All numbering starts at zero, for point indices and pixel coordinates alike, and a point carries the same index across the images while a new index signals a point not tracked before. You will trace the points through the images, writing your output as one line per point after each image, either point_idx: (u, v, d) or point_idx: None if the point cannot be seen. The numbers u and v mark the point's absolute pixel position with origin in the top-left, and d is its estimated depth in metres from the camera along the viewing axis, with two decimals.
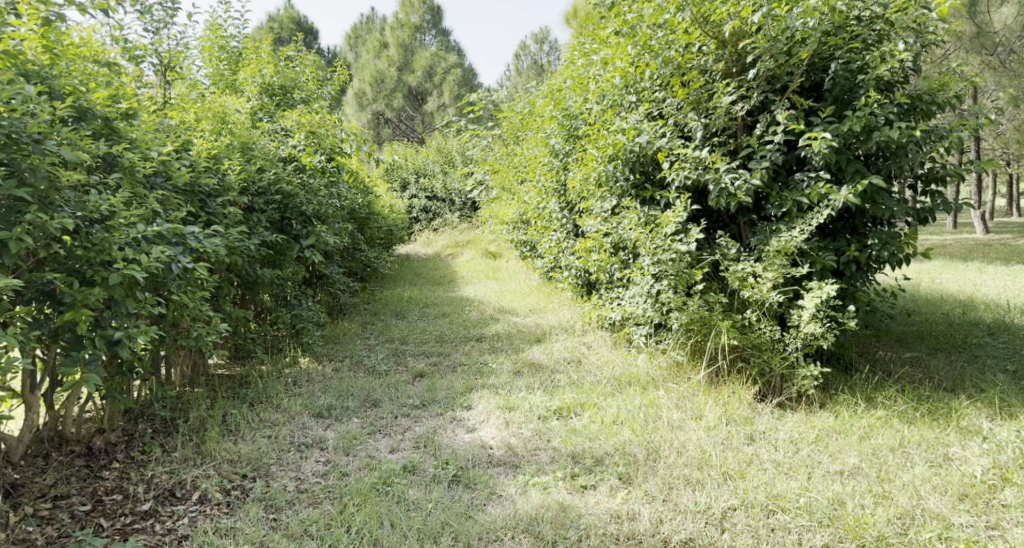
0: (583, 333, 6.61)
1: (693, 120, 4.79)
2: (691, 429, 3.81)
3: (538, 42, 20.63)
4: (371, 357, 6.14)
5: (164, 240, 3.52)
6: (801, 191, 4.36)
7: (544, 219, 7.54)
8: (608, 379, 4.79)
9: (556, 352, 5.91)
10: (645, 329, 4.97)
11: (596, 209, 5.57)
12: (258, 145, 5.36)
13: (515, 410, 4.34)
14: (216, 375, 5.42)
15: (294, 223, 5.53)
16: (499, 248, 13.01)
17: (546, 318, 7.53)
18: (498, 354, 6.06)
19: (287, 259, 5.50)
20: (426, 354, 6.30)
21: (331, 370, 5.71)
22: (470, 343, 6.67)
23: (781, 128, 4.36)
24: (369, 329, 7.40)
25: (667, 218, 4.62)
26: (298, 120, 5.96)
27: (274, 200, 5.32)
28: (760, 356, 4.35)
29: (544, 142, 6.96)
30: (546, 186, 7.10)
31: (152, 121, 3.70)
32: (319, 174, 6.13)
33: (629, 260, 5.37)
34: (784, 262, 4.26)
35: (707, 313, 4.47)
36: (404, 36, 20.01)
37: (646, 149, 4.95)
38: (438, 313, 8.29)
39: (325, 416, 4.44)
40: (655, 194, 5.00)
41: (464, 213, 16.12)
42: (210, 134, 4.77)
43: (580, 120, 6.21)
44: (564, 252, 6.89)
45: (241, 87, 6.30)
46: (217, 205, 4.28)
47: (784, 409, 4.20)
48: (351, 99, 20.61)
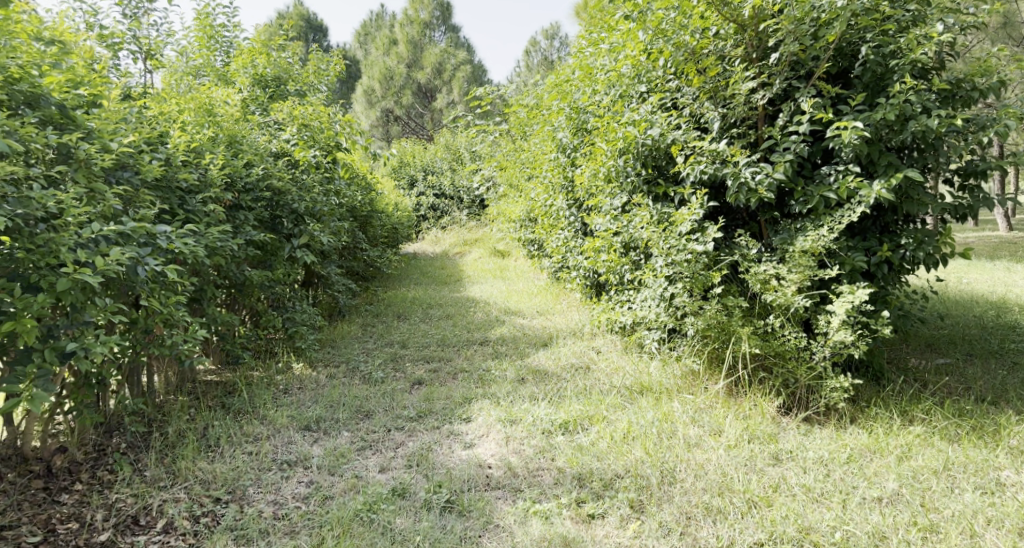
0: (592, 338, 6.27)
1: (709, 110, 4.43)
2: (710, 447, 3.49)
3: (548, 37, 20.26)
4: (368, 363, 5.83)
5: (131, 242, 3.25)
6: (828, 186, 3.99)
7: (552, 216, 7.19)
8: (618, 389, 4.46)
9: (564, 358, 5.58)
10: (658, 335, 4.64)
11: (605, 206, 5.21)
12: (246, 139, 5.07)
13: (517, 424, 4.02)
14: (203, 382, 5.14)
15: (286, 221, 5.24)
16: (507, 246, 12.68)
17: (554, 320, 7.20)
18: (501, 360, 5.74)
19: (278, 259, 5.21)
20: (427, 359, 5.99)
21: (325, 377, 5.41)
22: (474, 347, 6.35)
23: (807, 117, 3.99)
24: (368, 332, 7.09)
25: (682, 216, 4.28)
26: (290, 113, 5.67)
27: (263, 197, 5.03)
28: (785, 365, 4.00)
29: (551, 136, 6.62)
30: (554, 183, 6.76)
31: (119, 109, 3.43)
32: (314, 170, 5.84)
33: (640, 262, 5.02)
34: (811, 263, 3.91)
35: (726, 319, 4.13)
36: (413, 33, 19.73)
37: (659, 142, 4.59)
38: (442, 314, 7.97)
39: (314, 429, 4.14)
40: (669, 190, 4.65)
41: (473, 211, 15.79)
42: (192, 127, 4.48)
43: (588, 112, 5.85)
44: (572, 251, 6.55)
45: (232, 78, 6.00)
46: (196, 202, 4.02)
47: (809, 424, 3.86)
48: (359, 96, 20.36)
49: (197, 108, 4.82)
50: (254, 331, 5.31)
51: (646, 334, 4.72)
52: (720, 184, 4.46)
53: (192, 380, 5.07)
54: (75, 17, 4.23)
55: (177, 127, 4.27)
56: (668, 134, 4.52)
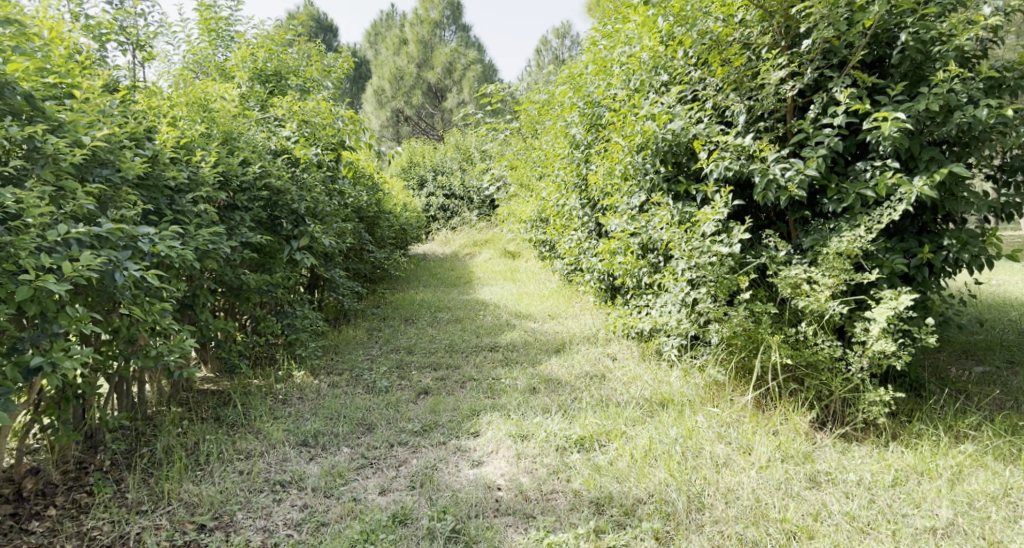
0: (607, 344, 5.97)
1: (734, 102, 4.13)
2: (740, 468, 3.22)
3: (559, 36, 19.97)
4: (372, 371, 5.58)
5: (108, 244, 3.04)
6: (865, 183, 3.68)
7: (565, 216, 6.89)
8: (637, 400, 4.17)
9: (579, 366, 5.30)
10: (678, 342, 4.36)
11: (623, 205, 4.91)
12: (242, 136, 4.83)
13: (529, 439, 3.74)
14: (198, 391, 4.90)
15: (285, 222, 4.99)
16: (518, 247, 12.40)
17: (566, 325, 6.90)
18: (512, 368, 5.45)
19: (277, 262, 4.96)
20: (434, 366, 5.72)
21: (327, 387, 5.16)
22: (483, 354, 6.08)
23: (843, 108, 3.67)
24: (374, 337, 6.84)
25: (706, 215, 3.98)
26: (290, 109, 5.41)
27: (261, 198, 4.79)
28: (819, 377, 3.70)
29: (564, 132, 6.33)
30: (566, 181, 6.47)
31: (95, 99, 3.22)
32: (315, 168, 5.59)
33: (659, 264, 4.72)
34: (847, 267, 3.61)
35: (754, 326, 3.83)
36: (423, 33, 19.49)
37: (679, 136, 4.30)
38: (451, 318, 7.70)
39: (312, 445, 3.89)
40: (690, 188, 4.35)
41: (483, 212, 15.53)
42: (184, 122, 4.24)
43: (606, 105, 5.55)
44: (586, 253, 6.24)
45: (231, 73, 5.75)
46: (185, 201, 3.78)
47: (845, 441, 3.57)
48: (369, 97, 20.18)
49: (191, 103, 4.58)
50: (252, 337, 5.06)
51: (665, 341, 4.43)
52: (746, 181, 4.16)
53: (190, 389, 4.85)
54: (60, 6, 4.00)
55: (166, 123, 4.04)
56: (689, 127, 4.23)
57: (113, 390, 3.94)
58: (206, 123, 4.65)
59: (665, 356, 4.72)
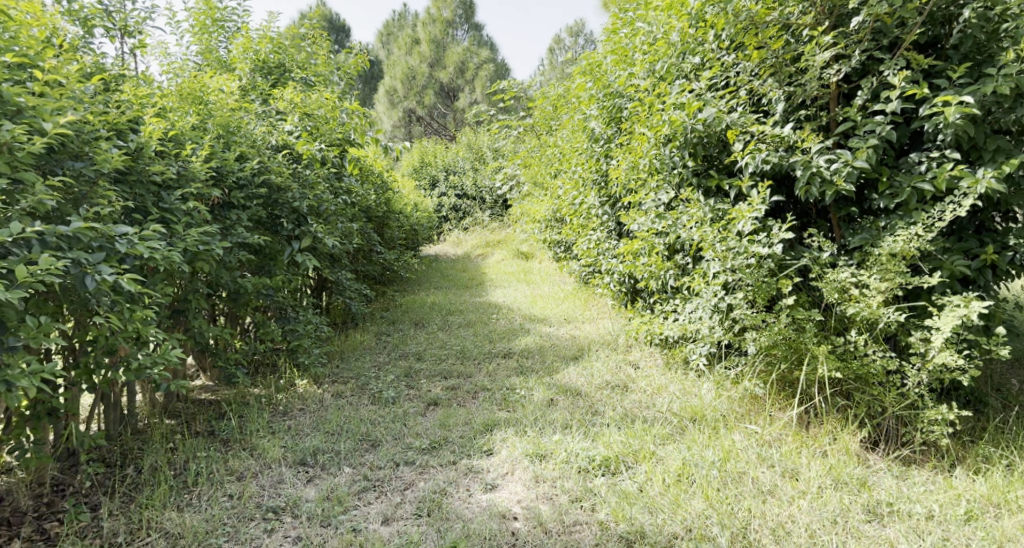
0: (628, 351, 5.63)
1: (772, 89, 3.77)
2: (787, 498, 2.92)
3: (573, 35, 19.64)
4: (379, 380, 5.26)
5: (79, 245, 2.73)
6: (920, 176, 3.31)
7: (582, 215, 6.54)
8: (665, 415, 3.84)
9: (599, 376, 4.95)
10: (709, 351, 4.01)
11: (648, 202, 4.56)
12: (239, 130, 4.53)
13: (548, 460, 3.40)
14: (194, 402, 4.62)
15: (286, 221, 4.67)
16: (532, 248, 12.06)
17: (584, 330, 6.56)
18: (527, 377, 5.11)
19: (277, 264, 4.65)
20: (444, 375, 5.40)
21: (331, 397, 4.86)
22: (496, 361, 5.75)
23: (897, 92, 3.30)
24: (382, 342, 6.53)
25: (742, 213, 3.63)
26: (291, 101, 5.08)
27: (260, 195, 4.48)
28: (870, 392, 3.35)
29: (582, 126, 5.97)
30: (585, 177, 6.12)
31: (68, 78, 2.96)
32: (319, 165, 5.27)
33: (687, 266, 4.36)
34: (902, 269, 3.25)
35: (796, 335, 3.48)
36: (436, 33, 19.11)
37: (711, 127, 3.94)
38: (463, 322, 7.37)
39: (311, 464, 3.57)
40: (723, 183, 3.99)
41: (496, 212, 15.21)
42: (174, 114, 3.93)
43: (627, 97, 5.19)
44: (605, 254, 5.89)
45: (233, 65, 5.46)
46: (173, 199, 3.47)
47: (900, 464, 3.22)
48: (381, 96, 19.93)
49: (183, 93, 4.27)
50: (252, 344, 4.76)
51: (695, 351, 4.09)
52: (786, 176, 3.80)
53: (185, 399, 4.58)
54: None
55: (154, 114, 3.74)
56: (722, 115, 3.88)
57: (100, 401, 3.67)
58: (200, 115, 4.34)
59: (693, 366, 4.37)
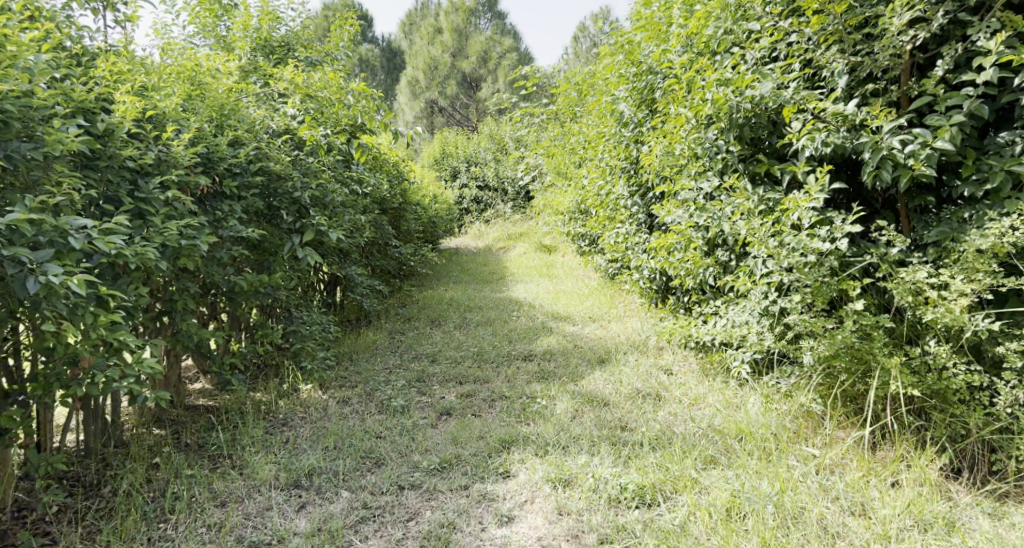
0: (660, 354, 5.18)
1: (834, 60, 3.30)
2: (859, 542, 2.52)
3: (598, 23, 19.09)
4: (389, 385, 4.87)
5: (22, 240, 2.38)
6: (1015, 158, 2.80)
7: (609, 206, 6.08)
8: (705, 432, 3.39)
9: (629, 385, 4.51)
10: (754, 360, 3.56)
11: (684, 191, 4.10)
12: (233, 112, 4.14)
13: (573, 486, 2.97)
14: (190, 409, 4.28)
15: (286, 213, 4.28)
16: (555, 241, 11.61)
17: (610, 330, 6.11)
18: (550, 384, 4.70)
19: (276, 259, 4.26)
20: (459, 380, 5.04)
21: (336, 404, 4.47)
22: (516, 365, 5.34)
23: (987, 60, 2.80)
24: (395, 343, 6.14)
25: (798, 203, 3.18)
26: (287, 78, 4.60)
27: (257, 184, 4.10)
28: (951, 412, 2.88)
29: (611, 109, 5.51)
30: (613, 165, 5.65)
31: (23, 44, 2.59)
32: (325, 152, 4.87)
33: (729, 263, 3.90)
34: (992, 269, 2.76)
35: (861, 344, 3.02)
36: (458, 21, 18.63)
37: (761, 105, 3.50)
38: (481, 320, 6.95)
39: (305, 487, 3.18)
40: (773, 168, 3.54)
41: (518, 204, 14.77)
42: (159, 91, 3.55)
43: (661, 75, 4.72)
44: (634, 248, 5.42)
45: (232, 43, 5.08)
46: (149, 187, 3.09)
47: (988, 499, 2.75)
48: (403, 87, 19.58)
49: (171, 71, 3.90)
50: (250, 346, 4.39)
51: (739, 359, 3.64)
52: (851, 161, 3.37)
53: (180, 406, 4.24)
54: None
55: (133, 93, 3.37)
56: (773, 91, 3.43)
57: (79, 411, 3.33)
58: (191, 96, 3.96)
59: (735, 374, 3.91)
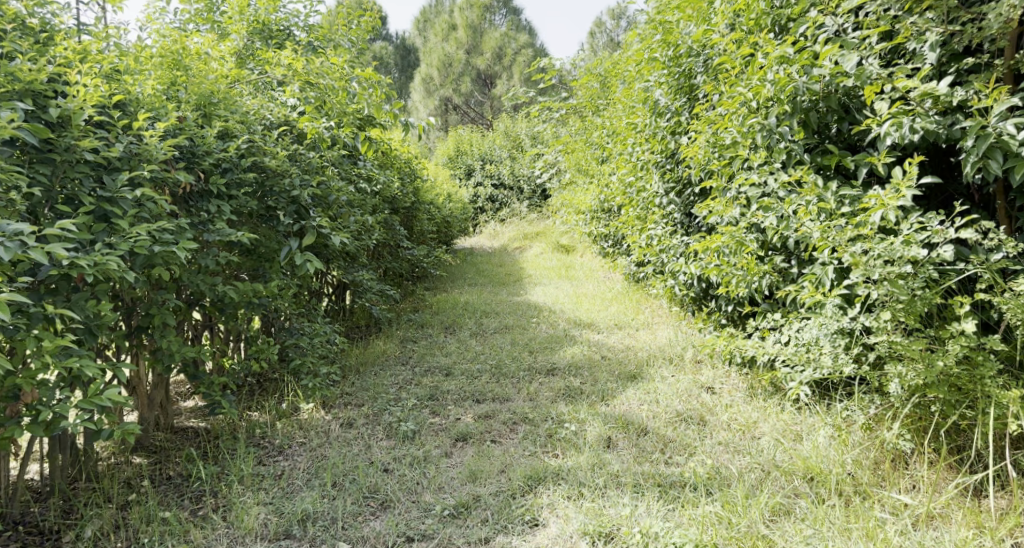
0: (698, 369, 4.67)
1: (928, 28, 2.85)
2: None
3: (614, 18, 18.55)
4: (399, 404, 4.41)
5: None
6: None
7: (639, 205, 5.57)
8: (768, 472, 2.94)
9: (669, 407, 4.02)
10: (810, 385, 3.11)
11: (734, 186, 3.62)
12: (224, 100, 3.68)
13: (616, 544, 2.60)
14: (177, 434, 3.85)
15: (283, 214, 3.77)
16: (574, 241, 11.11)
17: (639, 340, 5.60)
18: (577, 404, 4.23)
19: (272, 266, 3.79)
20: (477, 398, 4.56)
21: (339, 427, 4.02)
22: (538, 380, 4.86)
23: None
24: (407, 353, 5.68)
25: (884, 201, 2.77)
26: (283, 63, 4.12)
27: (249, 181, 3.63)
28: None
29: (643, 98, 5.02)
30: (644, 160, 5.17)
31: None
32: (329, 146, 4.42)
33: (790, 271, 3.43)
34: None
35: (967, 371, 2.60)
36: (473, 17, 18.11)
37: (832, 86, 3.14)
38: (499, 327, 6.47)
39: (297, 537, 2.80)
40: (846, 160, 3.10)
41: (534, 203, 14.28)
42: (135, 74, 3.11)
43: (703, 58, 4.26)
44: (668, 251, 4.91)
45: (228, 28, 4.64)
46: (115, 185, 2.64)
47: None
48: (417, 85, 19.17)
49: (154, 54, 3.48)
50: (243, 363, 3.94)
51: (799, 379, 3.18)
52: (942, 150, 2.97)
53: (170, 429, 3.82)
54: None
55: (103, 75, 2.93)
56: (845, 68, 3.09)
57: (51, 442, 2.94)
58: (177, 83, 3.52)
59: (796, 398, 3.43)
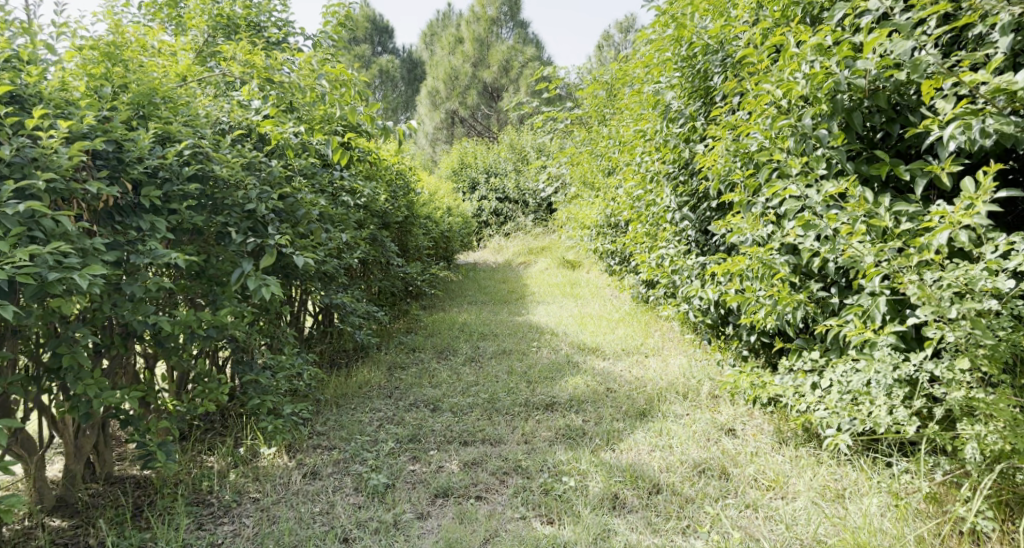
0: (717, 408, 4.11)
1: (1001, 7, 2.28)
2: None
3: (624, 30, 18.07)
4: (374, 447, 3.86)
5: None
6: None
7: (648, 221, 5.03)
8: None
9: (684, 455, 3.47)
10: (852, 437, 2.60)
11: (762, 199, 3.08)
12: (165, 100, 3.17)
13: None
14: (113, 484, 3.36)
15: (235, 231, 3.25)
16: (580, 257, 10.55)
17: (649, 369, 5.03)
18: (578, 449, 3.68)
19: (224, 292, 3.27)
20: (465, 439, 4.00)
21: (302, 477, 3.49)
22: (536, 417, 4.32)
23: None
24: (393, 383, 5.14)
25: (952, 221, 2.25)
26: (241, 58, 3.63)
27: (194, 192, 3.12)
28: None
29: (652, 102, 4.50)
30: (654, 171, 4.63)
31: None
32: (296, 154, 3.90)
33: (829, 301, 2.89)
34: None
35: None
36: (480, 30, 17.71)
37: (881, 81, 2.59)
38: (496, 351, 5.92)
39: None
40: (900, 169, 2.56)
41: (540, 216, 13.73)
42: (41, 65, 2.69)
43: (722, 54, 3.72)
44: (682, 273, 4.36)
45: (187, 22, 4.16)
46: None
47: None
48: (423, 98, 18.78)
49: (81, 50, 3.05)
50: (191, 405, 3.43)
51: (843, 434, 2.66)
52: (1017, 155, 2.45)
53: (109, 480, 3.37)
54: None
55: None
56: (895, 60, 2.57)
57: None
58: (108, 79, 3.04)
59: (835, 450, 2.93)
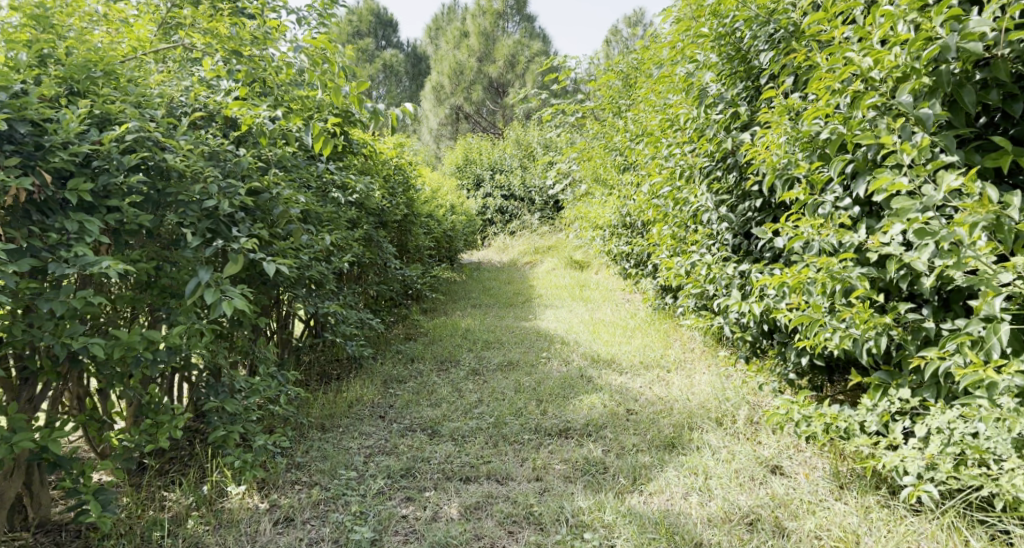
0: (760, 438, 3.53)
1: None
2: None
3: (632, 25, 17.50)
4: (361, 485, 3.31)
5: None
6: None
7: (676, 222, 4.45)
8: None
9: (727, 503, 2.91)
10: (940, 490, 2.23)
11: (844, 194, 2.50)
12: (108, 74, 2.62)
13: None
14: (46, 534, 2.83)
15: (192, 233, 2.70)
16: (590, 257, 9.95)
17: (674, 388, 4.45)
18: (599, 493, 3.12)
19: (178, 306, 2.72)
20: (467, 476, 3.43)
21: (274, 528, 2.95)
22: (547, 446, 3.74)
23: None
24: (387, 401, 4.57)
25: None
26: (204, 28, 3.05)
27: (139, 186, 2.57)
28: None
29: (682, 85, 3.93)
30: (684, 164, 4.05)
31: None
32: (272, 142, 3.34)
33: (920, 325, 2.39)
34: None
35: None
36: (485, 24, 17.12)
37: (1000, 46, 2.05)
38: (503, 363, 5.34)
39: None
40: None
41: (547, 214, 13.12)
42: None
43: (771, 26, 3.15)
44: (719, 283, 3.78)
45: None
46: None
47: None
48: (426, 93, 18.21)
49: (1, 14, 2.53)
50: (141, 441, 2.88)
51: (927, 486, 2.27)
52: None
53: (42, 528, 2.85)
54: None
55: None
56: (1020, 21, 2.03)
57: None
58: (31, 47, 2.50)
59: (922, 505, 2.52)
